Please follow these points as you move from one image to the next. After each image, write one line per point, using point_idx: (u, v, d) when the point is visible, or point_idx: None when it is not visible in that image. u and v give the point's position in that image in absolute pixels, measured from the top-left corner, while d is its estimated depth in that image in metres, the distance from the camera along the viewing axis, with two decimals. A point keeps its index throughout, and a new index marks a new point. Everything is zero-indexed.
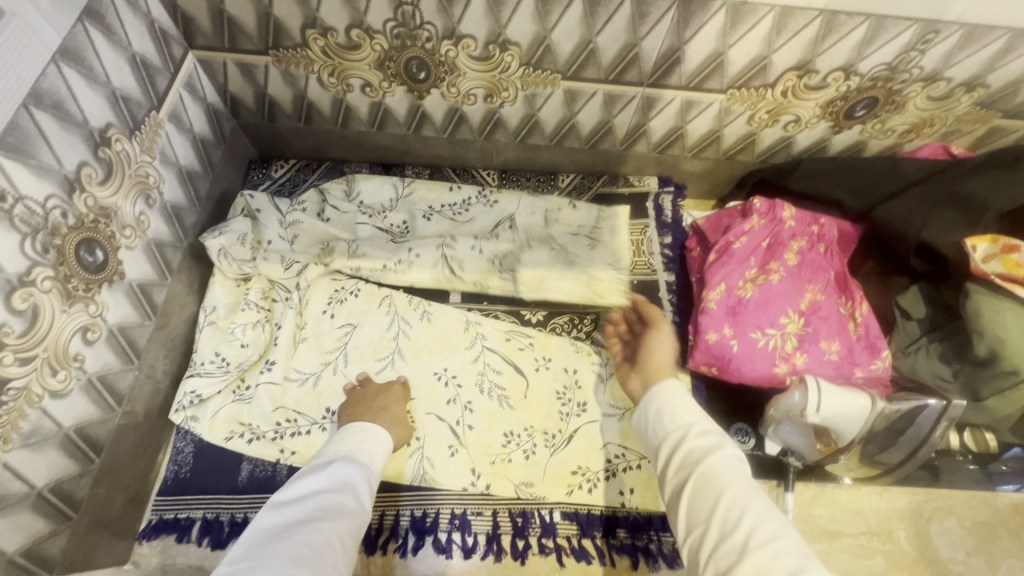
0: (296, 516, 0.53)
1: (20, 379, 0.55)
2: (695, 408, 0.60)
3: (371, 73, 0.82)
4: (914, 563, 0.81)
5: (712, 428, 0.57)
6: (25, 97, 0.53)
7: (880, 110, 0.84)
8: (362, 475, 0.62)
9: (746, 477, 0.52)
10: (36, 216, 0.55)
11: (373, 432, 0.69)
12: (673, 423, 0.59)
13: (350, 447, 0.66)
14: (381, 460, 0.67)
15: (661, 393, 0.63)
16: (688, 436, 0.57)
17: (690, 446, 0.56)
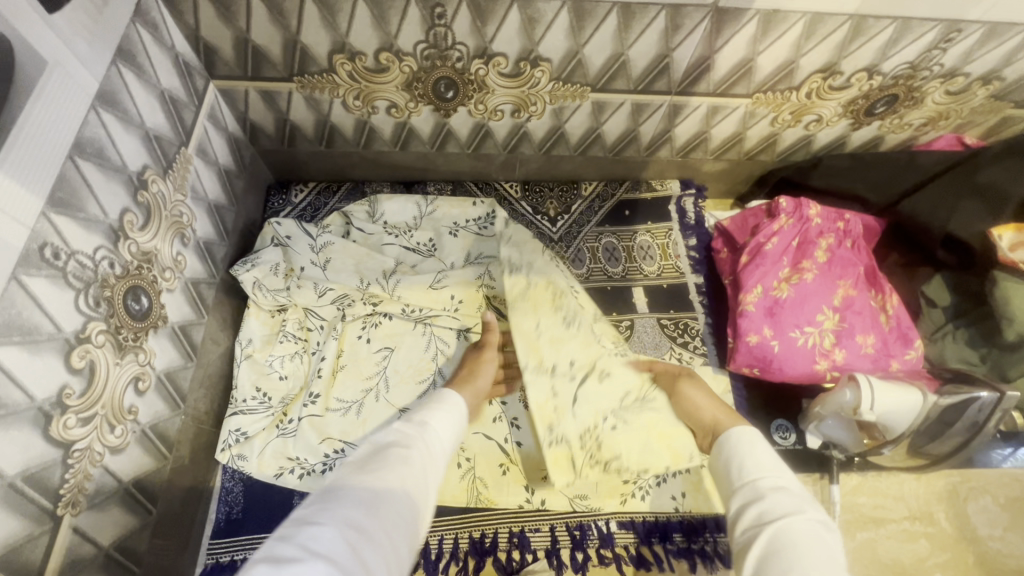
0: (370, 466, 0.53)
1: (83, 440, 0.53)
2: (774, 466, 0.60)
3: (398, 95, 0.81)
4: (956, 543, 0.84)
5: (792, 491, 0.56)
6: (70, 148, 0.51)
7: (900, 106, 0.86)
8: (436, 440, 0.61)
9: (826, 546, 0.50)
10: (87, 270, 0.53)
11: (450, 400, 0.68)
12: (741, 478, 0.60)
13: (427, 410, 0.65)
14: (457, 433, 0.66)
15: (738, 442, 0.64)
16: (762, 489, 0.57)
17: (767, 502, 0.55)
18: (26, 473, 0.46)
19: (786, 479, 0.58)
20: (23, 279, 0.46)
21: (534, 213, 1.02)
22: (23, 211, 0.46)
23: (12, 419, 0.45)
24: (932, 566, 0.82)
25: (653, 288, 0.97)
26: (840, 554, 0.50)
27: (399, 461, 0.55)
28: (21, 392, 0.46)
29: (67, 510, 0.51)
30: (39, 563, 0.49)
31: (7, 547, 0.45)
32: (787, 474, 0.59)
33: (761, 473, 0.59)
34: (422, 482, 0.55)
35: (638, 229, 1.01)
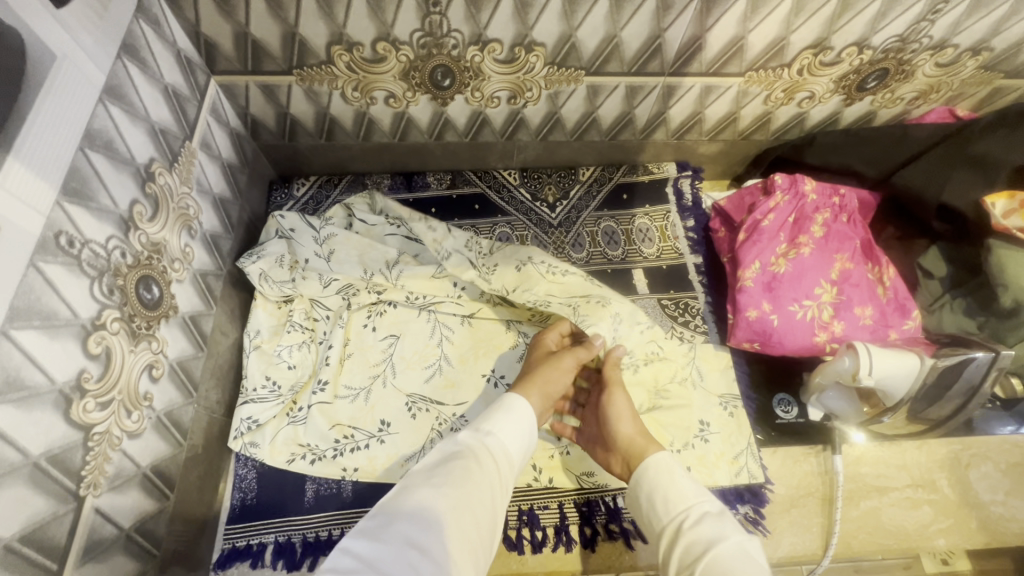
0: (439, 479, 0.53)
1: (102, 423, 0.54)
2: (695, 492, 0.61)
3: (395, 84, 0.82)
4: (959, 509, 0.85)
5: (711, 512, 0.59)
6: (80, 140, 0.52)
7: (891, 80, 0.87)
8: (503, 452, 0.60)
9: (747, 559, 0.52)
10: (100, 258, 0.55)
11: (517, 405, 0.66)
12: (668, 514, 0.61)
13: (495, 416, 0.64)
14: (525, 441, 0.64)
15: (654, 476, 0.64)
16: (693, 538, 0.56)
17: (688, 534, 0.57)
18: (49, 453, 0.48)
19: (706, 503, 0.60)
20: (40, 265, 0.47)
21: (534, 200, 1.03)
22: (38, 199, 0.47)
23: (34, 401, 0.47)
24: (935, 532, 0.83)
25: (653, 269, 0.98)
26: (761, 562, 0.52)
27: (469, 477, 0.54)
28: (42, 375, 0.48)
29: (89, 491, 0.53)
30: (62, 542, 0.50)
31: (35, 523, 0.47)
32: (704, 495, 0.61)
33: (688, 511, 0.59)
34: (490, 498, 0.54)
35: (636, 212, 1.03)
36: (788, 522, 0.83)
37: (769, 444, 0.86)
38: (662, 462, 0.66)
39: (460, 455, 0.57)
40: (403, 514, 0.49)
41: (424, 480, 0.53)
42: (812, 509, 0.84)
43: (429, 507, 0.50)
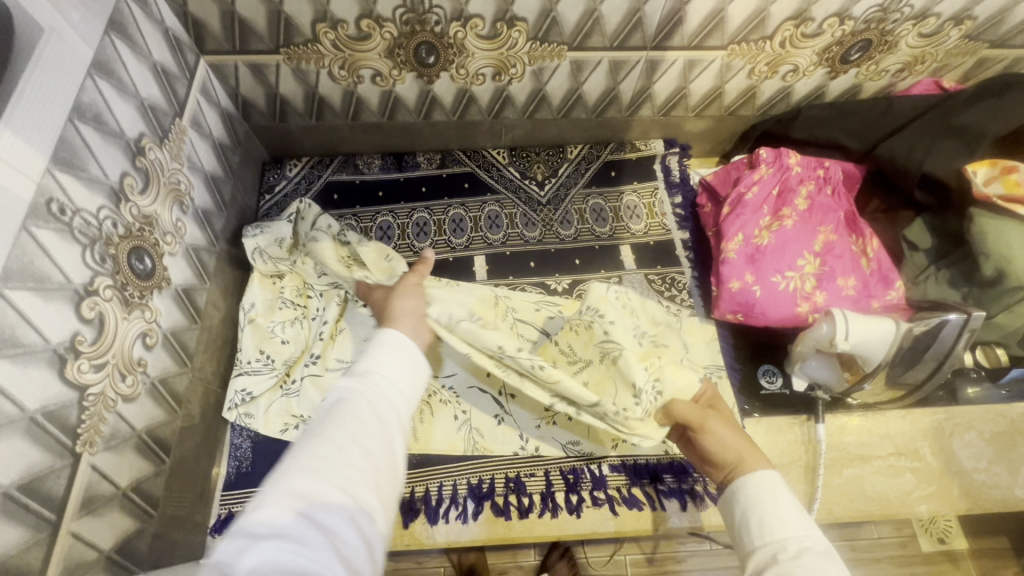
0: (325, 429, 0.47)
1: (97, 384, 0.57)
2: (797, 521, 0.53)
3: (381, 62, 0.84)
4: (941, 477, 0.86)
5: (816, 552, 0.50)
6: (70, 112, 0.55)
7: (874, 52, 0.88)
8: (393, 384, 0.55)
9: None
10: (92, 227, 0.57)
11: (391, 335, 0.60)
12: (763, 537, 0.53)
13: (375, 351, 0.57)
14: (414, 363, 0.58)
15: (752, 493, 0.57)
16: (786, 569, 0.49)
17: (783, 565, 0.49)
18: (45, 409, 0.50)
19: (812, 540, 0.51)
20: (32, 229, 0.49)
21: (522, 178, 1.04)
22: (29, 166, 0.49)
23: (30, 358, 0.49)
24: (917, 499, 0.84)
25: (640, 245, 0.99)
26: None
27: (361, 421, 0.49)
28: (37, 334, 0.50)
29: (84, 448, 0.55)
30: (61, 495, 0.52)
31: (33, 475, 0.49)
32: (813, 534, 0.52)
33: (787, 541, 0.51)
34: (389, 434, 0.50)
35: (624, 189, 1.04)
36: None
37: (753, 413, 0.88)
38: (766, 479, 0.58)
39: (344, 400, 0.51)
40: (292, 474, 0.43)
41: (309, 433, 0.48)
42: (796, 477, 0.85)
43: (319, 460, 0.44)
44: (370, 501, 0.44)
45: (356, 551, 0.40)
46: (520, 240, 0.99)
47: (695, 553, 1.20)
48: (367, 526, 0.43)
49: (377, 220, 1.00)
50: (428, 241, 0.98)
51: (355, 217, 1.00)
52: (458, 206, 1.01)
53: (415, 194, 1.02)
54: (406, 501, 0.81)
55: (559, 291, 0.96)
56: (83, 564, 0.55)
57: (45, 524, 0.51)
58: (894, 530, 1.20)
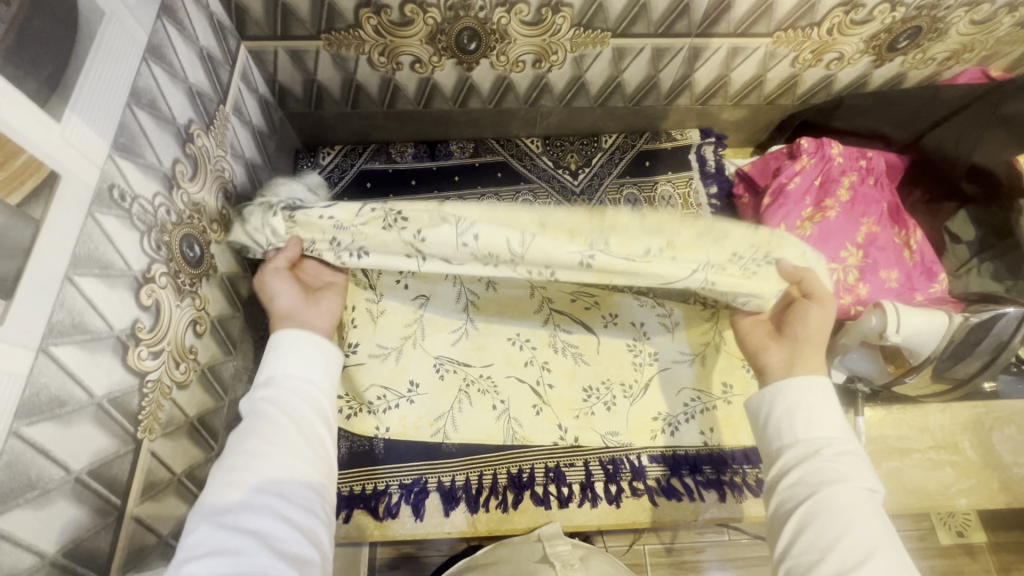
0: (240, 444, 0.52)
1: (155, 371, 0.57)
2: (840, 429, 0.57)
3: (422, 48, 0.83)
4: (981, 471, 0.85)
5: (852, 457, 0.55)
6: (127, 97, 0.54)
7: (922, 40, 0.86)
8: (307, 384, 0.59)
9: (883, 522, 0.50)
10: (149, 214, 0.57)
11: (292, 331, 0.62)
12: (807, 432, 0.57)
13: (282, 352, 0.60)
14: (322, 359, 0.62)
15: (809, 392, 0.58)
16: (829, 467, 0.53)
17: (821, 464, 0.54)
18: (110, 395, 0.51)
19: (847, 444, 0.56)
20: (97, 216, 0.49)
21: (556, 167, 1.04)
22: (94, 153, 0.49)
23: (97, 344, 0.49)
24: (957, 492, 0.84)
25: None
26: (880, 508, 0.52)
27: (274, 428, 0.53)
28: (103, 321, 0.50)
29: (145, 435, 0.55)
30: (125, 481, 0.52)
31: (101, 460, 0.50)
32: (848, 439, 0.56)
33: (831, 442, 0.56)
34: (306, 434, 0.55)
35: (659, 179, 1.02)
36: None
37: None
38: (817, 384, 0.59)
39: (255, 412, 0.55)
40: (214, 494, 0.49)
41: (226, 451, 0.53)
42: None
43: (237, 473, 0.50)
44: (299, 494, 0.51)
45: (287, 540, 0.47)
46: None
47: (715, 543, 1.20)
48: (296, 515, 0.49)
49: None
50: None
51: None
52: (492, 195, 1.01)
53: (448, 183, 1.01)
54: (447, 490, 0.81)
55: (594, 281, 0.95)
56: (144, 549, 0.56)
57: (112, 510, 0.51)
58: (914, 523, 1.20)
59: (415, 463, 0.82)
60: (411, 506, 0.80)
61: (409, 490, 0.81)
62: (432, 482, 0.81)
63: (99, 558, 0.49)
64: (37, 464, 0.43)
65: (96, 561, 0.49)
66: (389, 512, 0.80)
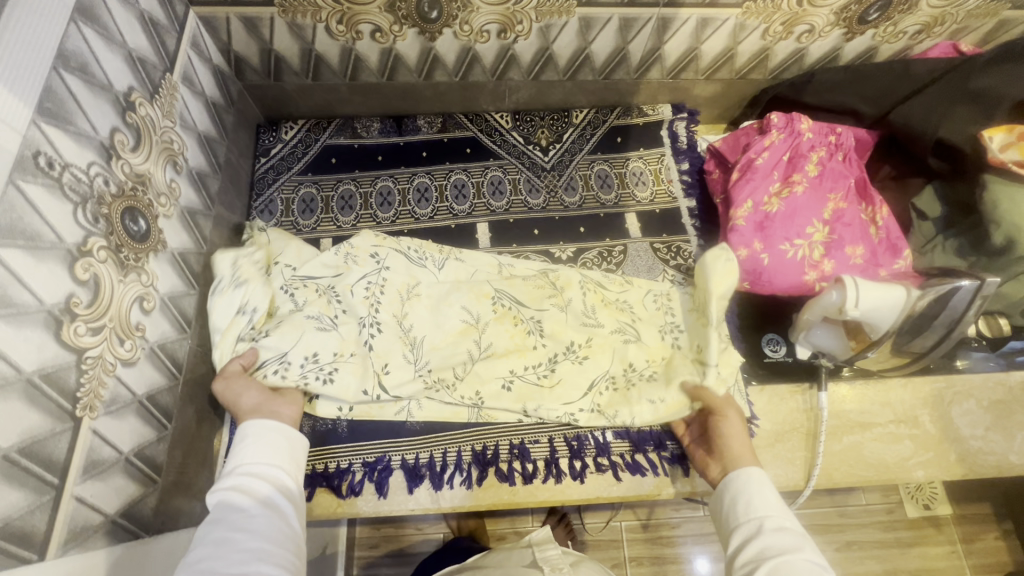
0: (209, 535, 0.54)
1: (96, 348, 0.55)
2: (779, 507, 0.62)
3: (381, 16, 0.80)
4: (939, 444, 0.86)
5: (793, 530, 0.59)
6: (53, 60, 0.51)
7: (893, 12, 0.85)
8: (273, 469, 0.63)
9: None
10: (83, 184, 0.54)
11: (259, 424, 0.67)
12: (746, 515, 0.63)
13: (249, 444, 0.65)
14: (286, 447, 0.66)
15: (744, 481, 0.66)
16: (770, 542, 0.58)
17: (765, 537, 0.58)
18: (42, 371, 0.49)
19: (789, 521, 0.61)
20: (20, 184, 0.47)
21: (526, 143, 1.02)
22: (14, 116, 0.46)
23: (24, 318, 0.47)
24: (915, 464, 0.85)
25: (646, 212, 0.98)
26: None
27: (244, 514, 0.56)
28: (30, 294, 0.48)
29: (85, 412, 0.54)
30: (63, 459, 0.51)
31: (34, 438, 0.48)
32: (791, 517, 0.61)
33: (771, 519, 0.61)
34: (277, 516, 0.57)
35: (631, 156, 1.01)
36: (773, 456, 0.85)
37: (755, 381, 0.88)
38: (754, 475, 0.67)
39: (223, 501, 0.57)
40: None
41: (195, 546, 0.54)
42: (796, 444, 0.85)
43: (205, 563, 0.51)
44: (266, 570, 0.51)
45: None
46: (524, 207, 0.97)
47: (689, 519, 1.22)
48: None
49: (377, 185, 0.97)
50: (430, 208, 0.96)
51: (354, 182, 0.97)
52: (460, 171, 0.99)
53: (415, 158, 0.99)
54: (411, 467, 0.80)
55: (563, 259, 0.94)
56: (88, 527, 0.55)
57: (49, 488, 0.49)
58: (883, 497, 1.23)
59: (378, 441, 0.81)
60: (374, 483, 0.80)
61: (373, 468, 0.80)
62: (395, 460, 0.81)
63: (36, 537, 0.48)
64: None
65: (32, 541, 0.48)
66: (352, 490, 0.79)
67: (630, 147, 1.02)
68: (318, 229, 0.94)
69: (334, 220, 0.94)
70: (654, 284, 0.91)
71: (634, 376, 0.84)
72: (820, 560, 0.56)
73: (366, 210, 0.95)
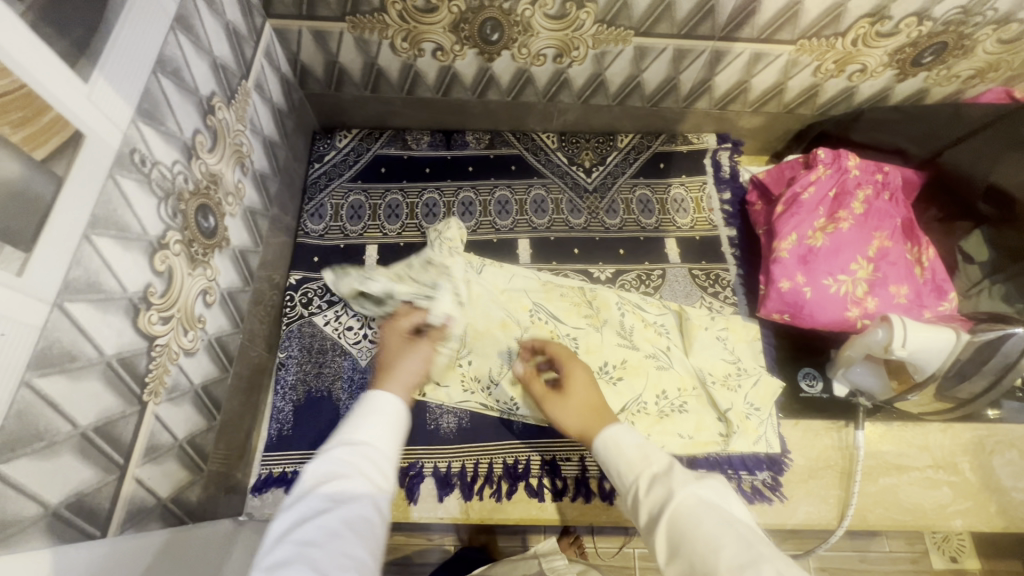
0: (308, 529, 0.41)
1: (164, 336, 0.58)
2: (642, 455, 0.51)
3: (444, 36, 0.83)
4: (978, 493, 0.84)
5: (664, 474, 0.48)
6: (154, 65, 0.55)
7: (948, 56, 0.85)
8: (383, 460, 0.49)
9: (719, 515, 0.43)
10: (167, 181, 0.58)
11: (379, 398, 0.53)
12: (620, 480, 0.51)
13: (363, 420, 0.51)
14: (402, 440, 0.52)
15: (603, 451, 0.54)
16: (650, 505, 0.47)
17: (644, 502, 0.47)
18: (120, 355, 0.51)
19: (656, 465, 0.50)
20: (117, 178, 0.50)
21: (570, 163, 1.04)
22: (118, 116, 0.50)
23: (109, 304, 0.50)
24: (953, 512, 0.83)
25: (686, 239, 0.99)
26: (726, 505, 0.45)
27: (351, 518, 0.43)
28: (117, 282, 0.51)
29: (150, 397, 0.56)
30: (129, 440, 0.53)
31: (108, 418, 0.50)
32: (656, 457, 0.50)
33: (640, 475, 0.49)
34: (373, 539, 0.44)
35: (672, 182, 1.02)
36: (805, 492, 0.84)
37: (791, 416, 0.88)
38: (607, 435, 0.55)
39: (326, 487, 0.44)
40: None
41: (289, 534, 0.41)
42: (830, 482, 0.84)
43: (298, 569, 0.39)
44: None
45: None
46: (566, 226, 0.99)
47: None
48: None
49: (423, 197, 1.00)
50: (474, 222, 0.98)
51: (402, 192, 1.00)
52: (504, 187, 1.01)
53: (461, 173, 1.02)
54: (442, 475, 0.82)
55: (601, 280, 0.95)
56: (143, 509, 0.56)
57: (114, 467, 0.51)
58: (907, 546, 1.19)
59: (411, 447, 0.83)
60: (405, 488, 0.81)
61: (405, 473, 0.82)
62: (428, 467, 0.82)
63: (99, 514, 0.50)
64: (45, 416, 0.43)
65: (96, 517, 0.50)
66: None
67: (672, 173, 1.03)
68: (366, 236, 0.96)
69: (381, 228, 0.97)
70: (691, 311, 0.92)
71: (666, 403, 0.83)
72: (700, 486, 0.46)
73: (412, 220, 0.98)
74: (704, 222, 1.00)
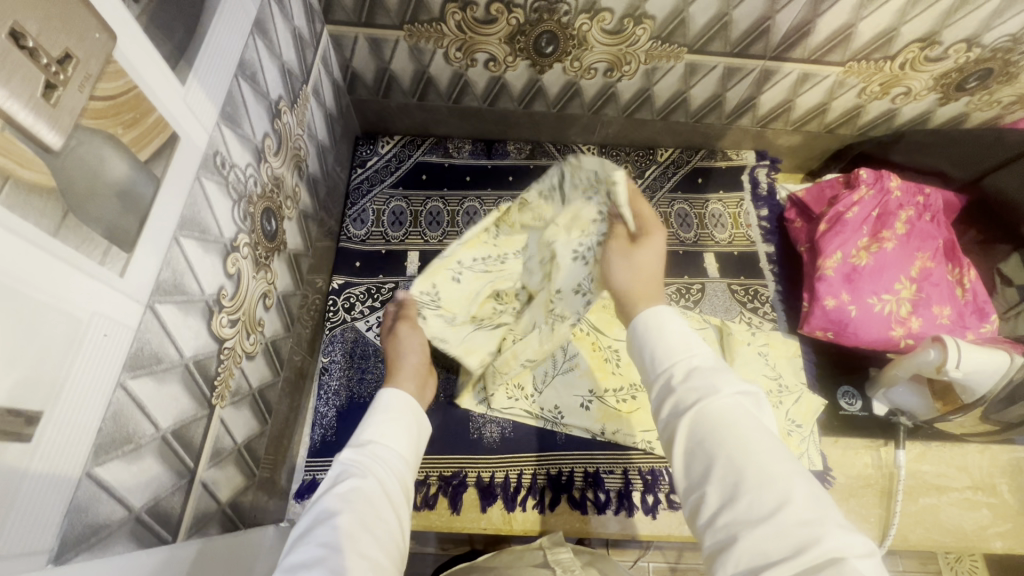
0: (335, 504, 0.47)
1: (231, 339, 0.58)
2: (685, 345, 0.50)
3: (498, 47, 0.84)
4: (1018, 515, 0.83)
5: (704, 368, 0.48)
6: (236, 69, 0.55)
7: (992, 82, 0.87)
8: (398, 457, 0.55)
9: (752, 418, 0.44)
10: (241, 183, 0.58)
11: (398, 403, 0.61)
12: (657, 366, 0.50)
13: (384, 424, 0.58)
14: (415, 440, 0.59)
15: (643, 332, 0.53)
16: (684, 394, 0.47)
17: (677, 391, 0.47)
18: (196, 358, 0.51)
19: (698, 357, 0.49)
20: (203, 180, 0.50)
21: None
22: (206, 118, 0.50)
23: (190, 306, 0.50)
24: (993, 534, 0.82)
25: (724, 254, 0.99)
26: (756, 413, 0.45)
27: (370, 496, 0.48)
28: (197, 284, 0.50)
29: (217, 401, 0.56)
30: (199, 443, 0.53)
31: (182, 422, 0.50)
32: (700, 348, 0.50)
33: (675, 366, 0.49)
34: (390, 510, 0.49)
35: (710, 197, 1.03)
36: (846, 510, 0.83)
37: (832, 433, 0.88)
38: (654, 319, 0.53)
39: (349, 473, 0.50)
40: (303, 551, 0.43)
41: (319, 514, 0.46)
42: (871, 501, 0.84)
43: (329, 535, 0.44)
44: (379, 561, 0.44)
45: None
46: None
47: None
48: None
49: (464, 205, 1.00)
50: None
51: (443, 200, 1.00)
52: None
53: (502, 182, 1.02)
54: (484, 485, 0.81)
55: None
56: (206, 514, 0.56)
57: (186, 472, 0.51)
58: (921, 565, 1.15)
59: (455, 456, 0.83)
60: (449, 498, 0.80)
61: (448, 483, 0.81)
62: (471, 476, 0.82)
63: (172, 518, 0.49)
64: (135, 418, 0.43)
65: (170, 522, 0.49)
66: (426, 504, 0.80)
67: (711, 188, 1.04)
68: (407, 241, 0.96)
69: (422, 234, 0.97)
70: (732, 326, 0.92)
71: None
72: (738, 390, 0.46)
73: (453, 227, 0.98)
74: (743, 238, 1.00)
